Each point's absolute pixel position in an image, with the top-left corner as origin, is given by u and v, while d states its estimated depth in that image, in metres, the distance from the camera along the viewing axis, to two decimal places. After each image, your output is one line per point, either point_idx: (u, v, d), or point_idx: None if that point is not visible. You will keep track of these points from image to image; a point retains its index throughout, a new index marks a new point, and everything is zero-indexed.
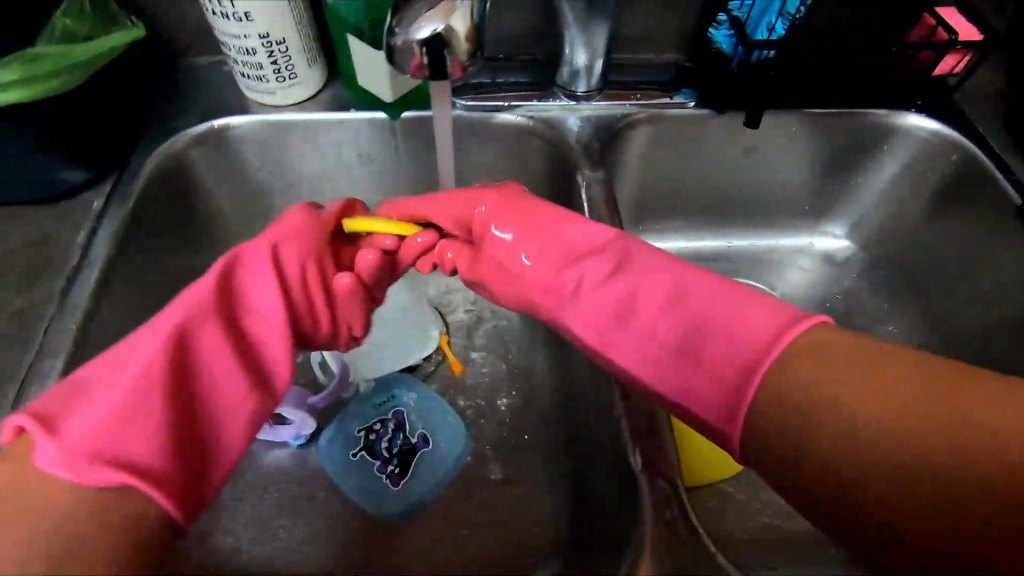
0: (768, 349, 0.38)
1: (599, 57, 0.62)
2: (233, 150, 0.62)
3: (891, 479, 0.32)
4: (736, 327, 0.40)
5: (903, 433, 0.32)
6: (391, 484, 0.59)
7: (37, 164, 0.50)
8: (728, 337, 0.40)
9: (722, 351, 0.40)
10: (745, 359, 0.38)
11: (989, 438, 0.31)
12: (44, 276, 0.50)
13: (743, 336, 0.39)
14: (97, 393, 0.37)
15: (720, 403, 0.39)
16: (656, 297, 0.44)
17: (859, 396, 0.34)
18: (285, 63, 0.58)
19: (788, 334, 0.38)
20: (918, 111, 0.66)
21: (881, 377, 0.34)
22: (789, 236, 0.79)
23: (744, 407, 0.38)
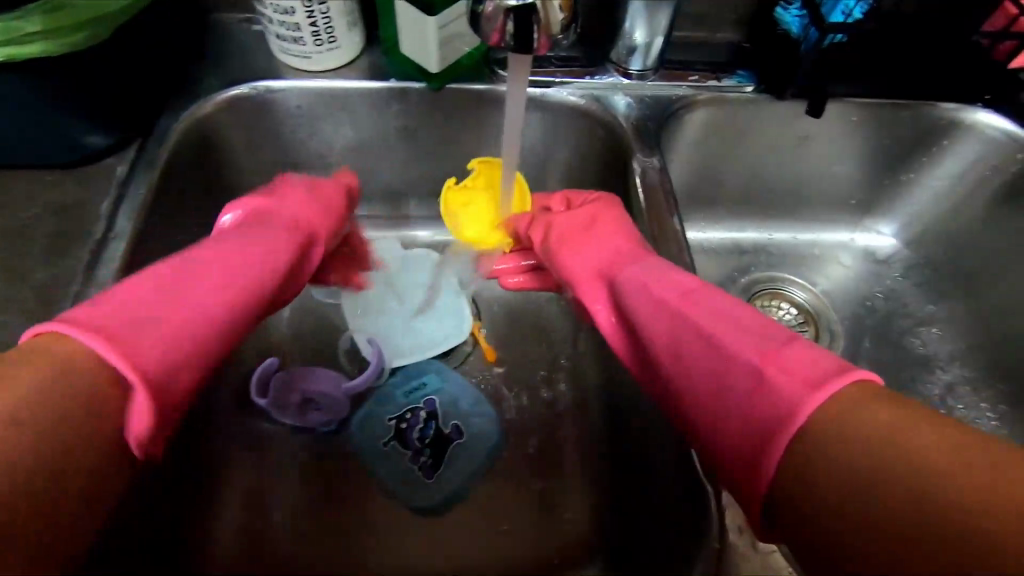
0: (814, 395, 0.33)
1: (660, 35, 0.57)
2: (261, 117, 0.57)
3: (863, 520, 0.29)
4: (786, 368, 0.35)
5: (883, 480, 0.29)
6: (425, 476, 0.57)
7: (58, 125, 0.46)
8: (789, 371, 0.35)
9: (766, 391, 0.35)
10: (784, 406, 0.34)
11: (979, 510, 0.26)
12: (65, 248, 0.46)
13: (799, 367, 0.35)
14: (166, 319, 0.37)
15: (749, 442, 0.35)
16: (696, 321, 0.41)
17: (855, 435, 0.31)
18: (324, 26, 0.53)
19: (838, 385, 0.33)
20: (986, 107, 0.63)
21: (887, 424, 0.31)
22: (832, 231, 0.76)
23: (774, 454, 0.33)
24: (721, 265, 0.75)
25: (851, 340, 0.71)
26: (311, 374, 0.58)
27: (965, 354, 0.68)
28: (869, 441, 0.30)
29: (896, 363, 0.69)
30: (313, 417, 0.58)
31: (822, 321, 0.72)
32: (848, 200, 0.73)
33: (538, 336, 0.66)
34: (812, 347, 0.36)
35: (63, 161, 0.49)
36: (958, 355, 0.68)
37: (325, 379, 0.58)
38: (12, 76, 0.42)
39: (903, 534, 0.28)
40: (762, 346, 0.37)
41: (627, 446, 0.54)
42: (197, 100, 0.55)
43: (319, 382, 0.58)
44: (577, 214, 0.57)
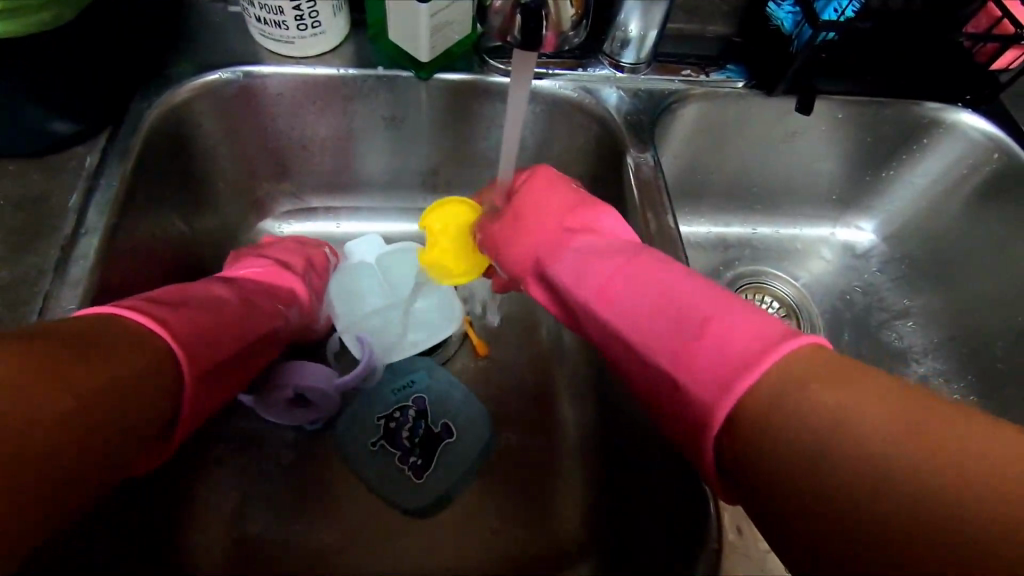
0: (750, 365, 0.32)
1: (654, 27, 0.56)
2: (239, 104, 0.55)
3: (861, 512, 0.26)
4: (720, 337, 0.34)
5: (875, 464, 0.27)
6: (414, 476, 0.56)
7: (20, 113, 0.43)
8: (725, 342, 0.33)
9: (705, 361, 0.34)
10: (723, 376, 0.32)
11: (974, 484, 0.25)
12: (32, 244, 0.44)
13: (733, 336, 0.33)
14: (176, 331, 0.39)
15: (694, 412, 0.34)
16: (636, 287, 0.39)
17: (829, 418, 0.28)
18: (309, 10, 0.50)
19: (775, 352, 0.31)
20: (967, 107, 0.64)
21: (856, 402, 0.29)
22: (813, 225, 0.78)
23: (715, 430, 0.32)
24: (707, 259, 0.76)
25: (831, 333, 0.73)
26: (302, 369, 0.55)
27: (938, 348, 0.70)
28: (828, 419, 0.28)
29: (873, 356, 0.71)
30: (306, 415, 0.56)
31: (803, 315, 0.74)
32: (831, 195, 0.74)
33: (527, 332, 0.65)
34: (754, 313, 0.34)
35: (26, 150, 0.46)
36: (931, 349, 0.70)
37: (318, 376, 0.55)
38: None
39: (910, 522, 0.25)
40: (704, 310, 0.36)
41: (620, 444, 0.54)
42: (170, 86, 0.51)
43: (312, 379, 0.55)
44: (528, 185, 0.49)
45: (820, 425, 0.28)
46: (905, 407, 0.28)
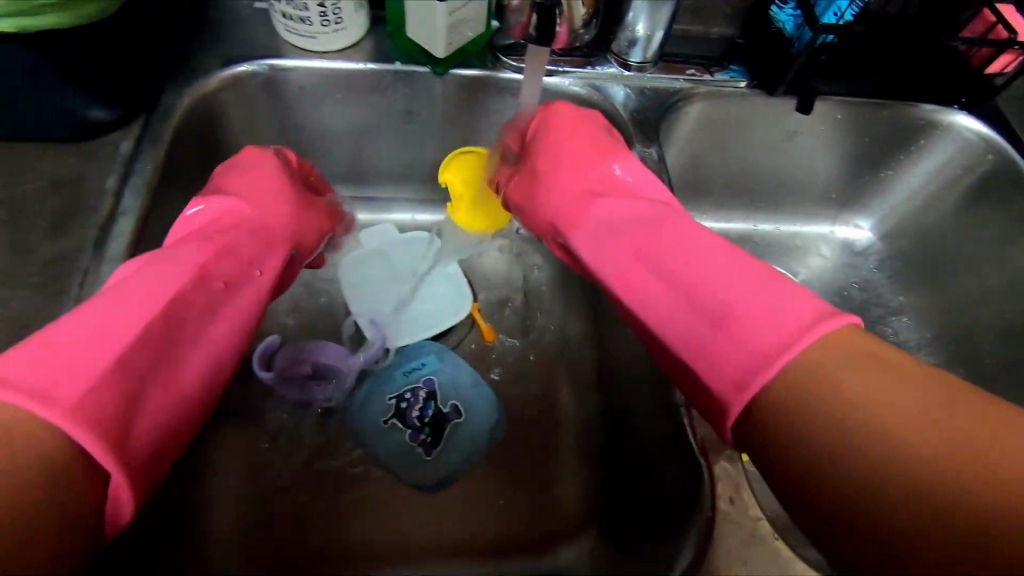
0: (796, 339, 0.35)
1: (661, 28, 0.59)
2: (263, 96, 0.57)
3: (887, 480, 0.30)
4: (766, 310, 0.37)
5: (897, 435, 0.30)
6: (424, 453, 0.58)
7: (63, 98, 0.46)
8: (758, 321, 0.37)
9: (748, 326, 0.37)
10: (770, 342, 0.35)
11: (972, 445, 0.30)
12: (73, 221, 0.46)
13: (780, 311, 0.36)
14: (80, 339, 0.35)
15: (734, 372, 0.37)
16: (676, 253, 0.43)
17: (854, 394, 0.32)
18: (332, 7, 0.53)
19: (818, 326, 0.35)
20: (961, 110, 0.66)
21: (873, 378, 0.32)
22: (813, 223, 0.80)
23: (757, 384, 0.35)
24: None
25: None
26: (319, 348, 0.60)
27: (932, 343, 0.72)
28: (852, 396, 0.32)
29: None
30: (317, 392, 0.59)
31: None
32: (830, 194, 0.77)
33: (533, 319, 0.68)
34: (798, 291, 0.38)
35: (66, 135, 0.49)
36: (925, 344, 0.72)
37: (335, 353, 0.60)
38: (20, 47, 0.42)
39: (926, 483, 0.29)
40: (748, 280, 0.39)
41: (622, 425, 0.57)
42: (201, 76, 0.54)
43: (328, 356, 0.59)
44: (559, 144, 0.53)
45: (809, 384, 0.33)
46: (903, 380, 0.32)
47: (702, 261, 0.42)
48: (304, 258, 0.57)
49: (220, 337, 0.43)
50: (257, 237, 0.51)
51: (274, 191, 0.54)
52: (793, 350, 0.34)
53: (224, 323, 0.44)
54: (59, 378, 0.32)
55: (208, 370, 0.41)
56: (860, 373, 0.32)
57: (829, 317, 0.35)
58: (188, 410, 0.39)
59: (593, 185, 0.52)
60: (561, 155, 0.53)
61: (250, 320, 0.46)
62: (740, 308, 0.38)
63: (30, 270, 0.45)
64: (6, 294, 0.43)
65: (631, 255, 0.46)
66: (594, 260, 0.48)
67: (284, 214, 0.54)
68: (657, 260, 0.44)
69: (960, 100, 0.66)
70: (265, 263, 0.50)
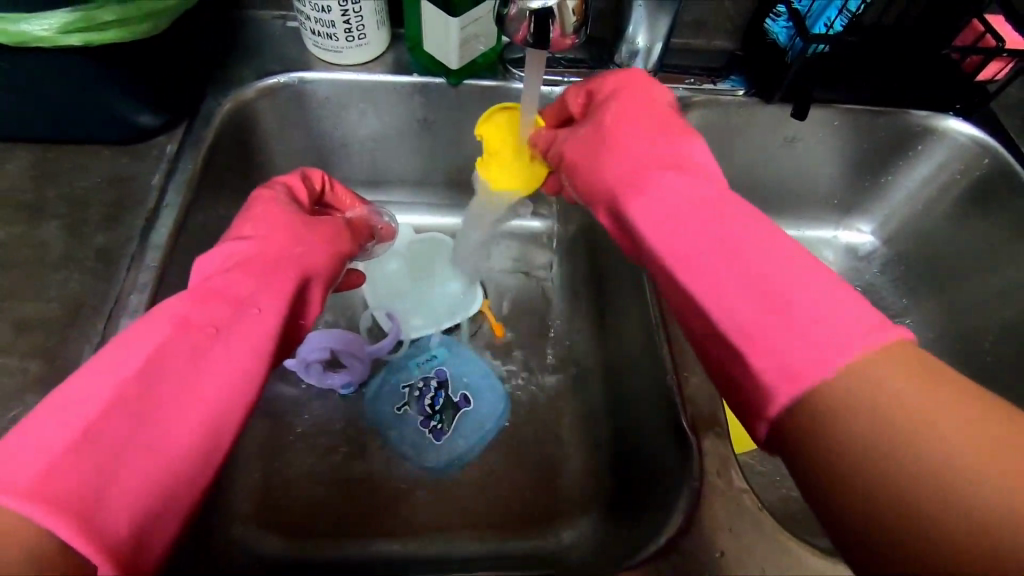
0: (851, 345, 0.31)
1: (660, 39, 0.62)
2: (292, 105, 0.63)
3: (901, 499, 0.28)
4: (820, 312, 0.32)
5: (915, 448, 0.28)
6: (434, 438, 0.62)
7: (119, 105, 0.52)
8: (812, 313, 0.32)
9: (795, 326, 0.32)
10: (819, 349, 0.31)
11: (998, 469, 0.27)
12: (123, 214, 0.52)
13: (836, 314, 0.32)
14: (56, 415, 0.33)
15: (773, 368, 0.32)
16: (729, 226, 0.38)
17: (885, 404, 0.29)
18: (356, 24, 0.59)
19: (880, 335, 0.31)
20: (957, 115, 0.69)
21: (914, 390, 0.29)
22: (816, 228, 0.82)
23: (799, 388, 0.31)
24: None
25: None
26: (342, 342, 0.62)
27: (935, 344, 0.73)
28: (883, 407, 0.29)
29: None
30: (331, 377, 0.62)
31: None
32: (830, 198, 0.79)
33: (541, 315, 0.71)
34: (852, 293, 0.33)
35: (120, 138, 0.55)
36: (928, 345, 0.73)
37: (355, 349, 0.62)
38: (85, 60, 0.47)
39: (940, 504, 0.27)
40: (806, 271, 0.34)
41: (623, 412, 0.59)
42: (237, 87, 0.60)
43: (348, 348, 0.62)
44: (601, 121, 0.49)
45: (877, 422, 0.29)
46: (946, 397, 0.29)
47: (754, 247, 0.37)
48: (317, 281, 0.50)
49: (222, 386, 0.39)
50: (258, 274, 0.46)
51: (285, 219, 0.50)
52: (848, 357, 0.30)
53: (224, 370, 0.39)
54: (17, 469, 0.30)
55: (212, 420, 0.38)
56: (915, 384, 0.30)
57: (888, 331, 0.31)
58: (189, 470, 0.36)
59: (656, 159, 0.45)
60: (617, 135, 0.47)
61: (251, 362, 0.41)
62: (791, 302, 0.33)
63: (85, 256, 0.50)
64: (64, 276, 0.49)
65: (686, 232, 0.39)
66: (642, 228, 0.42)
67: (294, 243, 0.49)
68: (709, 234, 0.38)
69: (955, 107, 0.69)
70: (261, 298, 0.44)
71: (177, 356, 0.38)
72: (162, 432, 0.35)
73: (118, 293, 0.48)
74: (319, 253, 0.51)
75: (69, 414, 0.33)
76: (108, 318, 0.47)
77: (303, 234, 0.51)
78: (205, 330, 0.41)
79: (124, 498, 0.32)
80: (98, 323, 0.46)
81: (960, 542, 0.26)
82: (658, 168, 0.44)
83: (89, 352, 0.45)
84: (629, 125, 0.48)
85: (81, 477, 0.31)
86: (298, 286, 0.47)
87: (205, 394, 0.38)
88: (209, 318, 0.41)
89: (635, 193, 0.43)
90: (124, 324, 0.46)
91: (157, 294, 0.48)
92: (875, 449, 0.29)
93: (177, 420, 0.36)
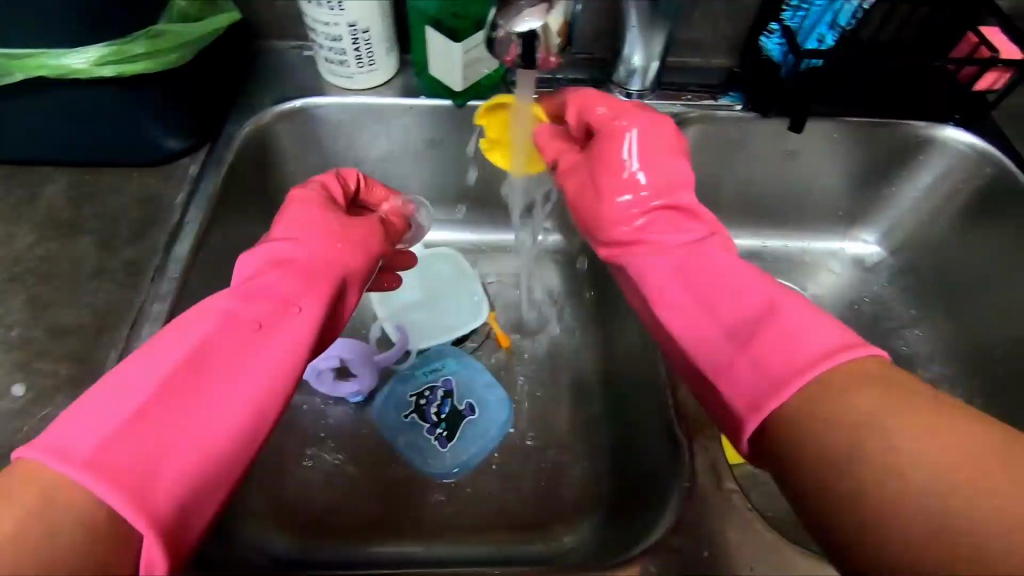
0: (811, 366, 0.37)
1: (655, 59, 0.65)
2: (307, 128, 0.67)
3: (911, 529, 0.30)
4: (788, 337, 0.39)
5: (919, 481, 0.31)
6: (439, 446, 0.64)
7: (147, 130, 0.56)
8: (778, 341, 0.39)
9: (769, 351, 0.39)
10: (786, 370, 0.37)
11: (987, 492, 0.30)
12: (149, 230, 0.56)
13: (799, 339, 0.38)
14: (115, 398, 0.37)
15: (749, 393, 0.39)
16: (711, 268, 0.47)
17: (884, 440, 0.32)
18: (366, 51, 0.63)
19: (838, 356, 0.36)
20: (957, 124, 0.69)
21: (905, 421, 0.33)
22: (821, 240, 0.83)
23: (774, 404, 0.37)
24: None
25: None
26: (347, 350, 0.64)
27: (946, 354, 0.72)
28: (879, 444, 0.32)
29: None
30: (342, 384, 0.65)
31: None
32: (834, 210, 0.80)
33: (546, 326, 0.73)
34: (819, 318, 0.39)
35: (148, 161, 0.59)
36: (939, 355, 0.73)
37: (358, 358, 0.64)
38: (117, 88, 0.52)
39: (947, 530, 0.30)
40: (769, 297, 0.42)
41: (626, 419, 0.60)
42: (257, 112, 0.64)
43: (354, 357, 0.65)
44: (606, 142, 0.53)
45: (871, 437, 0.33)
46: (935, 424, 0.32)
47: (742, 293, 0.43)
48: (354, 286, 0.52)
49: (260, 379, 0.42)
50: (298, 273, 0.49)
51: (326, 220, 0.53)
52: (810, 376, 0.36)
53: (263, 363, 0.42)
54: (78, 439, 0.34)
55: (252, 411, 0.40)
56: (904, 421, 0.33)
57: (850, 347, 0.37)
58: (229, 453, 0.38)
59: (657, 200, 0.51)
60: (620, 159, 0.52)
61: (287, 358, 0.44)
62: (761, 334, 0.40)
63: (113, 269, 0.54)
64: (94, 287, 0.52)
65: (674, 285, 0.47)
66: (642, 284, 0.50)
67: (332, 243, 0.52)
68: (698, 282, 0.46)
69: (955, 116, 0.69)
70: (301, 298, 0.47)
71: (222, 350, 0.42)
72: (204, 419, 0.38)
73: (141, 302, 0.51)
74: (358, 252, 0.53)
75: (125, 399, 0.37)
76: (132, 325, 0.50)
77: (342, 234, 0.53)
78: (248, 327, 0.44)
79: (169, 475, 0.35)
80: (123, 330, 0.50)
81: (935, 551, 0.29)
82: (657, 214, 0.51)
83: (116, 357, 0.49)
84: (643, 139, 0.53)
85: (129, 452, 0.34)
86: (335, 288, 0.50)
87: (244, 387, 0.41)
88: (252, 317, 0.45)
89: (634, 247, 0.51)
90: (146, 331, 0.49)
91: (178, 303, 0.51)
92: (880, 486, 0.32)
93: (219, 407, 0.39)
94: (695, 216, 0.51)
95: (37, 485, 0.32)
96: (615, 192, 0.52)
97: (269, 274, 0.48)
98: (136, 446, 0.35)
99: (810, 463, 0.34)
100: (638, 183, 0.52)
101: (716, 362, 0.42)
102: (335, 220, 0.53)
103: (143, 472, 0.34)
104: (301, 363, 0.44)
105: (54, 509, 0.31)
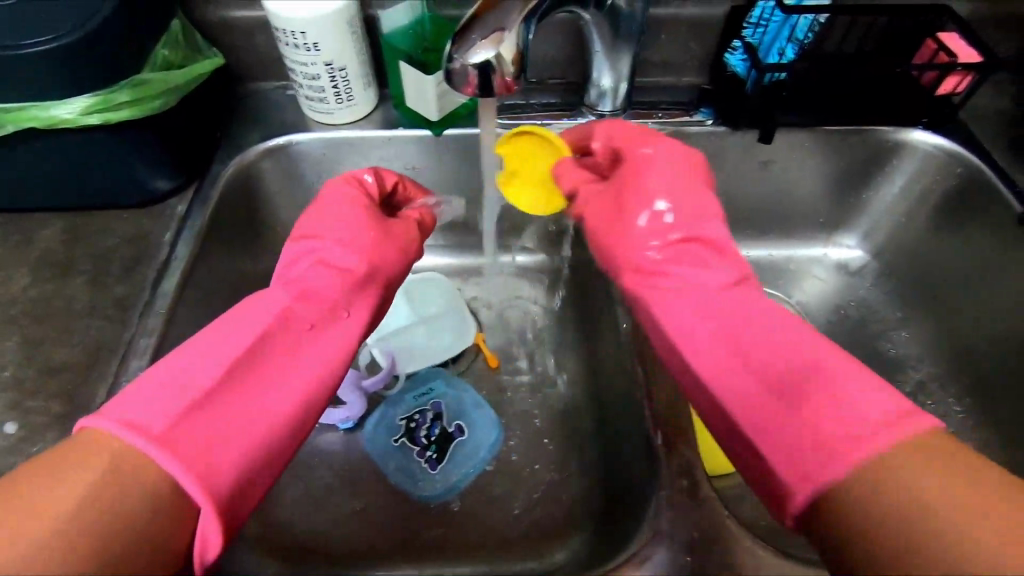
0: (878, 435, 0.36)
1: (623, 80, 0.67)
2: (292, 163, 0.69)
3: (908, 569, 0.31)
4: (842, 403, 0.38)
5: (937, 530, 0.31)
6: (429, 468, 0.65)
7: (135, 173, 0.59)
8: (835, 409, 0.38)
9: (830, 417, 0.38)
10: (855, 429, 0.37)
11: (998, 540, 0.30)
12: (138, 267, 0.58)
13: (863, 410, 0.37)
14: (184, 375, 0.40)
15: (792, 462, 0.38)
16: (774, 319, 0.46)
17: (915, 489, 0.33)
18: (344, 88, 0.65)
19: (906, 425, 0.36)
20: (924, 128, 0.71)
21: (937, 471, 0.33)
22: (804, 247, 0.83)
23: (834, 469, 0.36)
24: None
25: None
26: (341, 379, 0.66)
27: (933, 354, 0.72)
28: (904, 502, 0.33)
29: (870, 366, 0.74)
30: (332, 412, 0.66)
31: None
32: (814, 217, 0.81)
33: (533, 345, 0.74)
34: (880, 394, 0.38)
35: (137, 201, 0.61)
36: (926, 355, 0.73)
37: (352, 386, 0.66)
38: (105, 134, 0.54)
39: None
40: (813, 356, 0.42)
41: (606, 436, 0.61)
42: (242, 150, 0.66)
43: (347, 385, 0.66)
44: (640, 155, 0.55)
45: (874, 485, 0.34)
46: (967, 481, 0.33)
47: (817, 359, 0.42)
48: (390, 290, 0.57)
49: (311, 374, 0.46)
50: (345, 275, 0.52)
51: (373, 222, 0.55)
52: (879, 446, 0.35)
53: (314, 361, 0.47)
54: (151, 412, 0.37)
55: (303, 403, 0.44)
56: (945, 481, 0.33)
57: (911, 415, 0.36)
58: (283, 439, 0.42)
59: (679, 225, 0.51)
60: (659, 185, 0.53)
61: (334, 357, 0.48)
62: (817, 387, 0.40)
63: (104, 307, 0.55)
64: (85, 326, 0.54)
65: (709, 330, 0.47)
66: (664, 319, 0.50)
67: (380, 246, 0.55)
68: (758, 333, 0.45)
69: (923, 120, 0.71)
70: (348, 304, 0.51)
71: (278, 342, 0.46)
72: (263, 406, 0.42)
73: (130, 337, 0.53)
74: (399, 256, 0.57)
75: (195, 382, 0.40)
76: (121, 360, 0.51)
77: (382, 233, 0.56)
78: (301, 323, 0.48)
79: (231, 457, 0.38)
80: (113, 365, 0.51)
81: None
82: (674, 245, 0.51)
83: (105, 391, 0.50)
84: (657, 164, 0.54)
85: (199, 437, 0.38)
86: (379, 296, 0.54)
87: (297, 381, 0.45)
88: (305, 314, 0.48)
89: (648, 278, 0.52)
90: (134, 365, 0.51)
91: (165, 337, 0.53)
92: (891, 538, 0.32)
93: (275, 397, 0.43)
94: (721, 252, 0.51)
95: (107, 463, 0.34)
96: (633, 215, 0.53)
97: (320, 271, 0.52)
98: (205, 429, 0.38)
99: (843, 507, 0.35)
100: (660, 214, 0.52)
101: (780, 427, 0.40)
102: (379, 223, 0.56)
103: (212, 455, 0.37)
104: (344, 363, 0.49)
105: (123, 494, 0.33)
